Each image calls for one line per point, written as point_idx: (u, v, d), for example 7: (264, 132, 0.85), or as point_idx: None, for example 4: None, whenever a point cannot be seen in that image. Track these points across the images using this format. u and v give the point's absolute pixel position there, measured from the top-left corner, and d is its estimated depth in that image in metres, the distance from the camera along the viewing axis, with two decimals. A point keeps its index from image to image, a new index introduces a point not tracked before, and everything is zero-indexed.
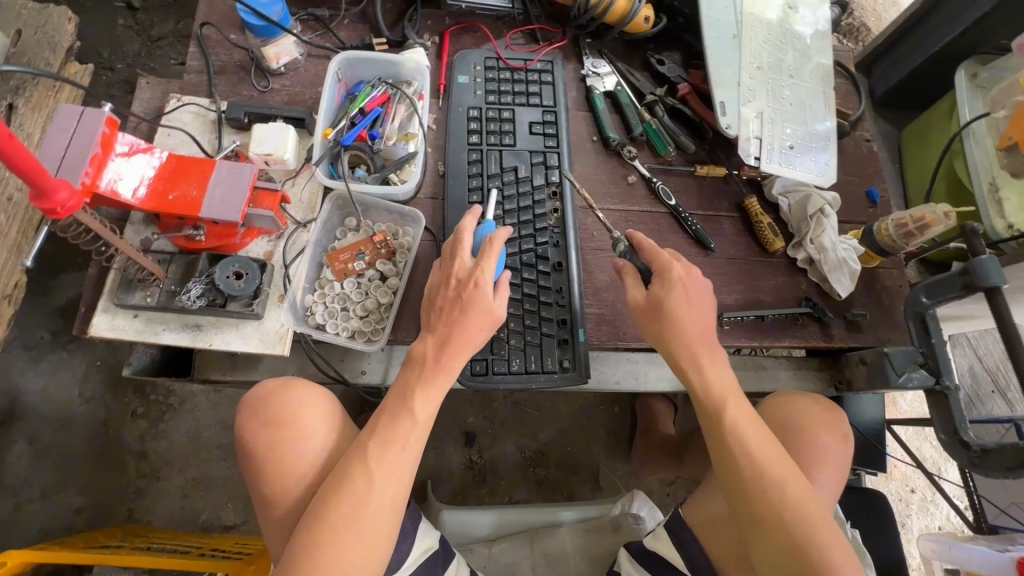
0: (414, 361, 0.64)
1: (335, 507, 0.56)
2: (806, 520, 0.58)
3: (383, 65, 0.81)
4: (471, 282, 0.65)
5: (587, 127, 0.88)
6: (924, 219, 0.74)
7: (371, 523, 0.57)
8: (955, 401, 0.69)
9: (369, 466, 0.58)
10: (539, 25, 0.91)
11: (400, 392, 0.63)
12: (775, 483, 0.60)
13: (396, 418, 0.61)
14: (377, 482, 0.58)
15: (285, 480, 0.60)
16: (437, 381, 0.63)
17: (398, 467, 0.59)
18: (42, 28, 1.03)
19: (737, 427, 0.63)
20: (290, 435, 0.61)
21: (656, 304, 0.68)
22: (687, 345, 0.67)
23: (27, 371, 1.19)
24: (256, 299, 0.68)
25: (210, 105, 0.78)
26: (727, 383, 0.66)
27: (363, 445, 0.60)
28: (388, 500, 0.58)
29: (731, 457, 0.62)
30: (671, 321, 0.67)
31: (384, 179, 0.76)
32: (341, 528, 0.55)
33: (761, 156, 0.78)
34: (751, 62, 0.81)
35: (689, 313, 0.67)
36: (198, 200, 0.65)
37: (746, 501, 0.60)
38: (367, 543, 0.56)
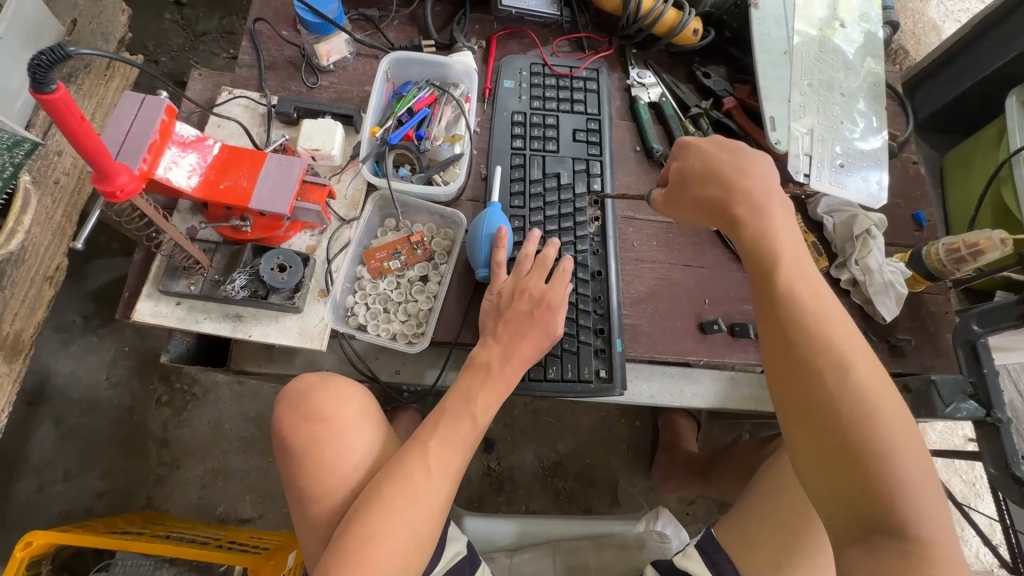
0: (478, 364, 0.66)
1: (381, 506, 0.56)
2: (851, 394, 0.52)
3: (432, 67, 0.82)
4: (544, 303, 0.69)
5: (630, 137, 0.87)
6: (979, 245, 0.72)
7: (416, 523, 0.57)
8: (1007, 434, 0.67)
9: (426, 464, 0.59)
10: (585, 34, 0.91)
11: (462, 395, 0.64)
12: (833, 356, 0.54)
13: (455, 420, 0.63)
14: (428, 482, 0.58)
15: (327, 476, 0.59)
16: (500, 386, 0.65)
17: (447, 469, 0.60)
18: (97, 19, 1.05)
19: (792, 292, 0.58)
20: (336, 431, 0.61)
21: (698, 171, 0.66)
22: (737, 203, 0.63)
23: (57, 353, 1.20)
24: (297, 293, 0.68)
25: (259, 99, 0.78)
26: (788, 250, 0.61)
27: (421, 443, 0.61)
28: (434, 504, 0.58)
29: (783, 329, 0.57)
30: (715, 182, 0.65)
31: (428, 179, 0.75)
32: (387, 527, 0.55)
33: (810, 173, 0.77)
34: (802, 78, 0.80)
35: (732, 175, 0.64)
36: (248, 190, 0.65)
37: (796, 378, 0.55)
38: (410, 544, 0.56)
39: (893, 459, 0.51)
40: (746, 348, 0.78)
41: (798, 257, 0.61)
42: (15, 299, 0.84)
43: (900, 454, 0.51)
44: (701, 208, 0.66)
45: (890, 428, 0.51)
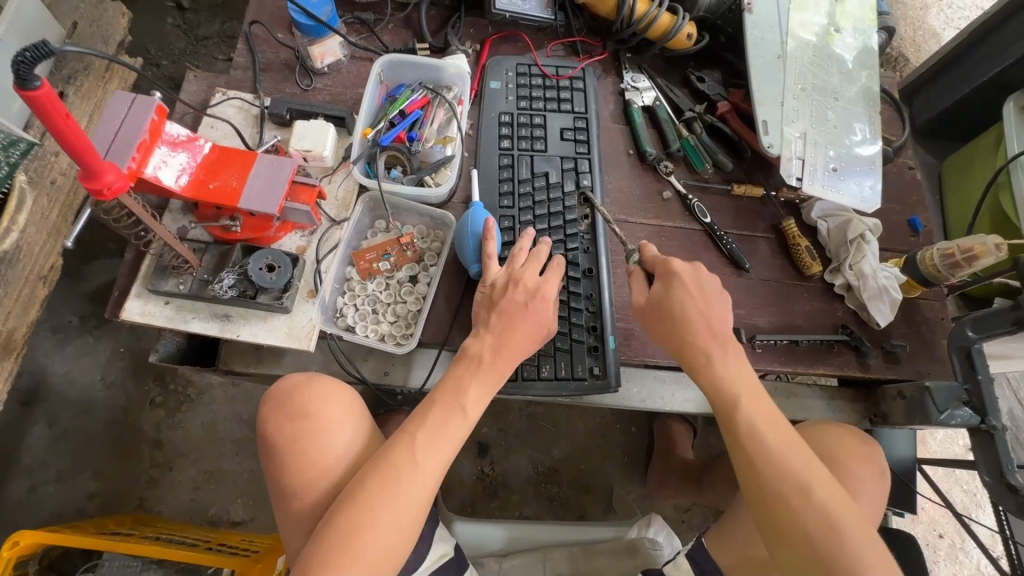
0: (470, 355, 0.65)
1: (363, 500, 0.55)
2: (815, 512, 0.54)
3: (425, 70, 0.82)
4: (537, 293, 0.68)
5: (623, 140, 0.87)
6: (973, 250, 0.72)
7: (395, 520, 0.56)
8: (1002, 442, 0.66)
9: (413, 455, 0.58)
10: (580, 38, 0.91)
11: (452, 388, 0.63)
12: (797, 491, 0.55)
13: (443, 412, 0.61)
14: (414, 474, 0.57)
15: (308, 473, 0.59)
16: (491, 378, 0.64)
17: (431, 464, 0.59)
18: (97, 22, 1.06)
19: (754, 429, 0.59)
20: (318, 427, 0.60)
21: (663, 305, 0.65)
22: (697, 339, 0.64)
23: (53, 354, 1.20)
24: (286, 293, 0.68)
25: (253, 100, 0.79)
26: (742, 379, 0.62)
27: (409, 435, 0.59)
28: (416, 500, 0.57)
29: (747, 466, 0.58)
30: (679, 318, 0.64)
31: (419, 180, 0.75)
32: (365, 524, 0.54)
33: (802, 177, 0.76)
34: (795, 83, 0.80)
35: (692, 307, 0.64)
36: (237, 190, 0.65)
37: (768, 511, 0.56)
38: (390, 541, 0.55)
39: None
40: None
41: (756, 391, 0.62)
42: (8, 299, 0.85)
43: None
44: (665, 339, 0.66)
45: (861, 554, 0.52)
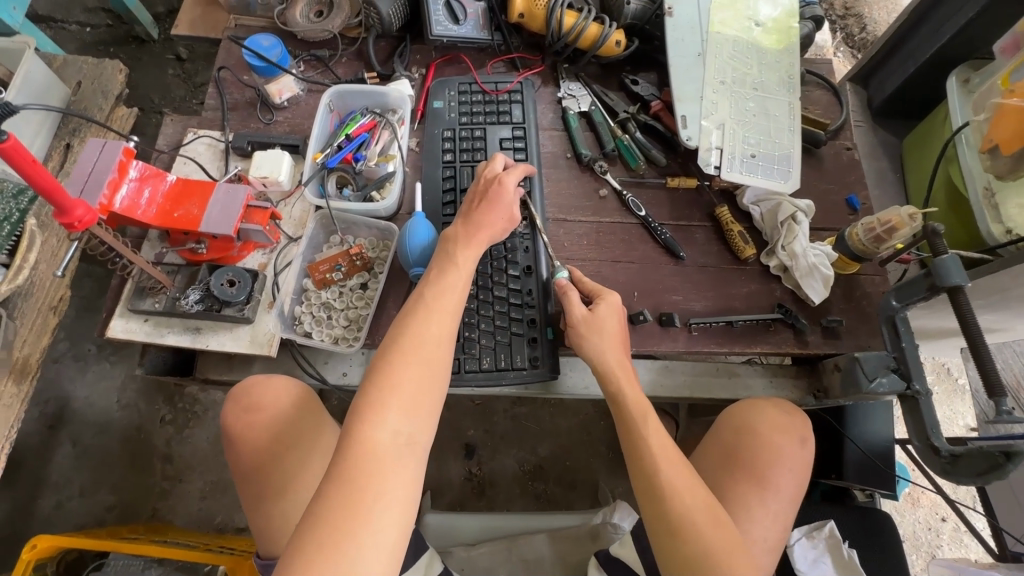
0: (449, 236, 0.72)
1: (392, 348, 0.61)
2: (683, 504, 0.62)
3: (370, 96, 0.90)
4: (496, 179, 0.75)
5: (561, 145, 0.93)
6: (891, 222, 0.74)
7: (426, 355, 0.61)
8: (927, 406, 0.67)
9: (427, 310, 0.64)
10: (518, 54, 0.98)
11: (441, 258, 0.70)
12: (678, 495, 0.63)
13: (444, 275, 0.67)
14: (428, 322, 0.63)
15: (267, 455, 0.66)
16: (475, 242, 0.71)
17: (445, 313, 0.64)
18: (97, 79, 1.19)
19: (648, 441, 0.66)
20: (272, 414, 0.68)
21: (590, 326, 0.71)
22: (616, 359, 0.71)
23: (76, 379, 1.33)
24: (247, 304, 0.76)
25: (220, 137, 0.88)
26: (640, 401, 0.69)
27: (416, 296, 0.66)
28: (439, 338, 0.62)
29: (641, 473, 0.65)
30: (605, 338, 0.71)
31: (366, 196, 0.83)
32: (398, 366, 0.59)
33: (720, 165, 0.80)
34: (714, 77, 0.84)
35: (605, 338, 0.71)
36: (198, 216, 0.74)
37: (655, 512, 0.63)
38: (425, 373, 0.60)
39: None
40: (675, 337, 0.81)
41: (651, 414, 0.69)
42: (24, 328, 0.95)
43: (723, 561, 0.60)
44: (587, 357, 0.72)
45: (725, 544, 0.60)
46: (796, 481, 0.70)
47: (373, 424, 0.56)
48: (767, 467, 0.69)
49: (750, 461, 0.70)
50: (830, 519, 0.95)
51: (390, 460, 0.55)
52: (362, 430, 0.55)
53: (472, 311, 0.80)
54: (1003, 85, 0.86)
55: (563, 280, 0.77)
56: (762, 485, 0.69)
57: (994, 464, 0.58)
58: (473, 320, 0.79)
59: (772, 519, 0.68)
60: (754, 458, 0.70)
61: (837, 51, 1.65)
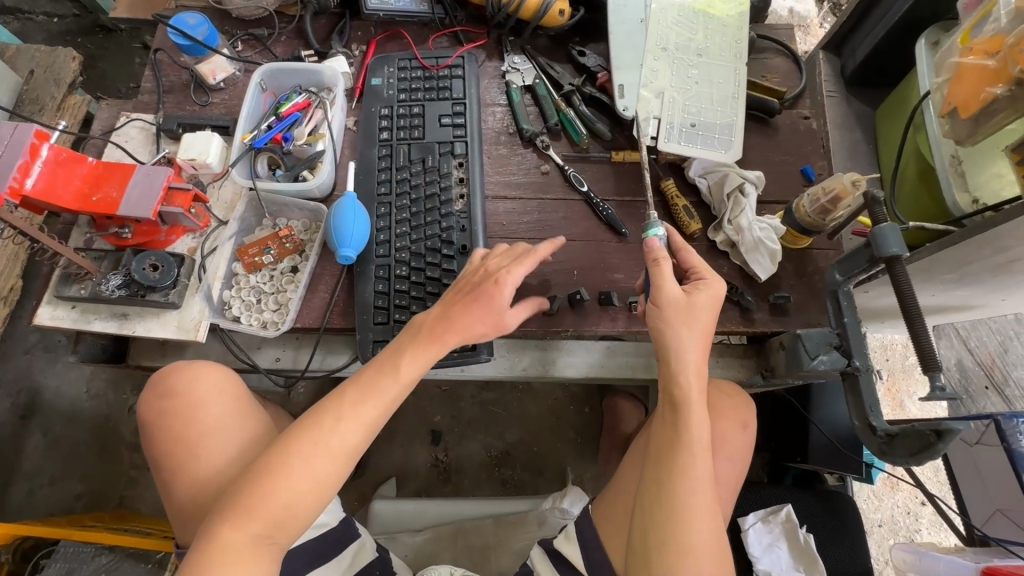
0: (417, 327, 0.67)
1: (288, 448, 0.61)
2: (691, 530, 0.60)
3: (306, 74, 0.88)
4: (492, 278, 0.67)
5: (504, 121, 0.90)
6: (835, 191, 0.70)
7: (314, 470, 0.61)
8: (866, 383, 0.64)
9: (340, 413, 0.63)
10: (461, 27, 0.94)
11: (390, 351, 0.66)
12: (707, 522, 0.61)
13: (380, 374, 0.65)
14: (336, 427, 0.62)
15: (183, 443, 0.65)
16: (429, 347, 0.66)
17: (359, 423, 0.63)
18: (50, 68, 1.18)
19: (694, 456, 0.62)
20: (189, 401, 0.67)
21: (674, 325, 0.64)
22: (698, 361, 0.64)
23: (47, 370, 1.34)
24: (173, 289, 0.74)
25: (153, 120, 0.87)
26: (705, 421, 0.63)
27: (341, 389, 0.65)
28: (338, 450, 0.62)
29: (674, 487, 0.61)
30: (695, 332, 0.64)
31: (296, 176, 0.81)
32: (280, 476, 0.60)
33: (658, 135, 0.76)
34: (656, 44, 0.80)
35: (693, 335, 0.64)
36: (117, 199, 0.72)
37: (671, 534, 0.60)
38: (308, 488, 0.60)
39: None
40: (615, 316, 0.78)
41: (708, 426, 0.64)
42: None
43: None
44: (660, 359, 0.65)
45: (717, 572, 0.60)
46: (735, 465, 0.68)
47: (235, 523, 0.58)
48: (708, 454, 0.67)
49: None
50: (788, 502, 0.92)
51: (240, 560, 0.57)
52: (221, 527, 0.58)
53: (404, 292, 0.77)
54: (964, 42, 0.80)
55: (657, 238, 0.69)
56: None
57: (926, 444, 0.55)
58: (403, 302, 0.77)
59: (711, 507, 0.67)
60: None
61: (823, 22, 1.58)
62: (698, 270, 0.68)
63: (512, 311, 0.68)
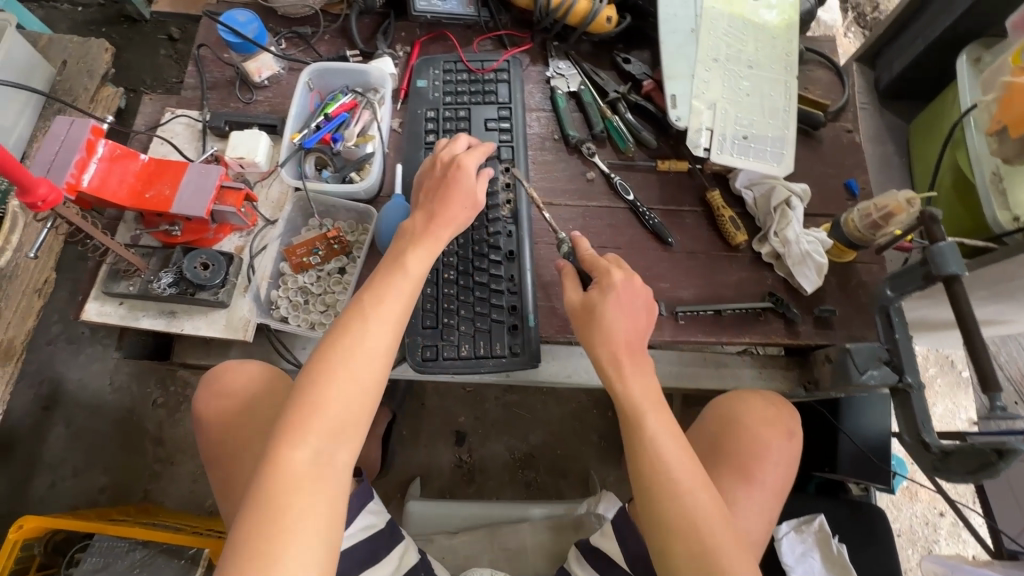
0: (407, 232, 0.69)
1: (321, 363, 0.59)
2: (689, 496, 0.59)
3: (353, 75, 0.87)
4: (454, 165, 0.72)
5: (549, 126, 0.90)
6: (888, 208, 0.70)
7: (357, 376, 0.59)
8: (919, 400, 0.64)
9: (365, 318, 0.61)
10: (506, 31, 0.94)
11: (393, 256, 0.67)
12: (695, 488, 0.59)
13: (389, 276, 0.64)
14: (365, 332, 0.61)
15: (222, 436, 0.66)
16: (430, 241, 0.68)
17: (385, 324, 0.62)
18: (83, 59, 1.17)
19: (653, 432, 0.62)
20: (224, 397, 0.68)
21: (588, 314, 0.68)
22: (608, 351, 0.67)
23: (70, 361, 1.33)
24: (222, 288, 0.74)
25: (199, 116, 0.86)
26: (651, 395, 0.64)
27: (357, 300, 0.63)
28: (374, 351, 0.60)
29: (649, 465, 0.61)
30: (600, 326, 0.67)
31: (345, 178, 0.81)
32: (324, 390, 0.58)
33: (711, 147, 0.77)
34: (707, 55, 0.80)
35: (606, 327, 0.67)
36: (170, 197, 0.72)
37: (655, 511, 0.59)
38: (353, 392, 0.58)
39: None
40: (661, 325, 0.78)
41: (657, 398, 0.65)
42: (9, 309, 0.96)
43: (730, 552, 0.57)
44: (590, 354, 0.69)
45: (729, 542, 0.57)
46: (782, 475, 0.66)
47: (293, 447, 0.55)
48: (751, 460, 0.65)
49: (733, 454, 0.66)
50: (820, 512, 0.93)
51: (307, 485, 0.54)
52: (278, 453, 0.55)
53: (452, 297, 0.77)
54: (1014, 62, 0.80)
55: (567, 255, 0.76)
56: (745, 480, 0.65)
57: (986, 463, 0.56)
58: (452, 307, 0.77)
59: (758, 513, 0.64)
60: (736, 453, 0.66)
61: (849, 32, 1.59)
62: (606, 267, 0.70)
63: (478, 185, 0.73)
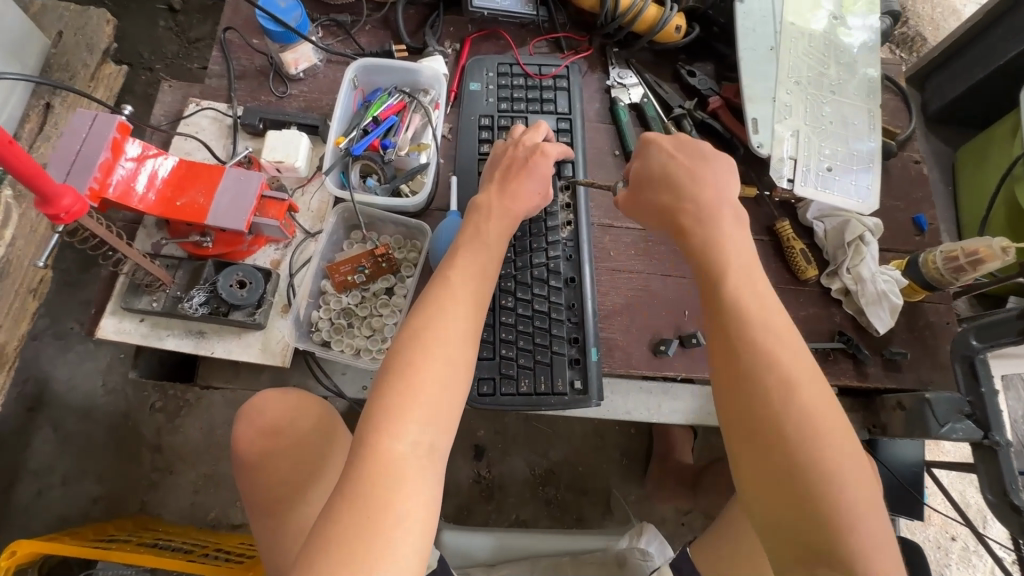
0: (481, 208, 0.66)
1: (411, 342, 0.55)
2: (799, 393, 0.49)
3: (401, 73, 0.80)
4: (538, 151, 0.69)
5: (609, 141, 0.84)
6: (978, 253, 0.67)
7: (451, 356, 0.55)
8: (1007, 458, 0.62)
9: (455, 296, 0.58)
10: (564, 33, 0.87)
11: (472, 233, 0.63)
12: (804, 378, 0.50)
13: (472, 253, 0.62)
14: (455, 309, 0.57)
15: (266, 474, 0.60)
16: (508, 220, 0.65)
17: (473, 304, 0.58)
18: (82, 31, 1.05)
19: (741, 306, 0.53)
20: (270, 430, 0.61)
21: (660, 180, 0.64)
22: (676, 218, 0.61)
23: (57, 360, 1.23)
24: (259, 308, 0.67)
25: (227, 110, 0.78)
26: (738, 260, 0.57)
27: (442, 278, 0.60)
28: (466, 331, 0.57)
29: (742, 342, 0.52)
30: (658, 191, 0.64)
31: (395, 190, 0.74)
32: (420, 369, 0.54)
33: (794, 178, 0.73)
34: (788, 76, 0.76)
35: (683, 186, 0.61)
36: (205, 207, 0.64)
37: (741, 395, 0.50)
38: (448, 374, 0.54)
39: (844, 489, 0.46)
40: None
41: (747, 268, 0.56)
42: None
43: (847, 471, 0.47)
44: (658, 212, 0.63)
45: (837, 444, 0.48)
46: None
47: (390, 434, 0.50)
48: None
49: None
50: None
51: (410, 477, 0.49)
52: (378, 441, 0.50)
53: (510, 326, 0.72)
54: None
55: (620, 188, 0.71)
56: None
57: None
58: (510, 337, 0.72)
59: None
60: None
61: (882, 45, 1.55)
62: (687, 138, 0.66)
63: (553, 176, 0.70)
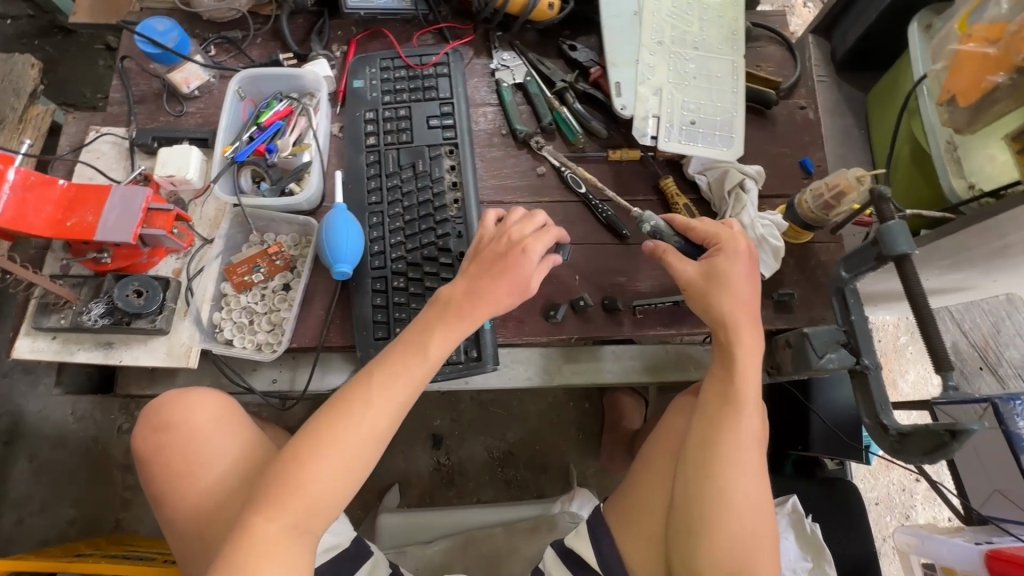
0: (444, 301, 0.66)
1: (317, 435, 0.60)
2: (743, 485, 0.64)
3: (285, 79, 0.83)
4: (519, 247, 0.67)
5: (496, 122, 0.86)
6: (839, 187, 0.70)
7: (347, 454, 0.60)
8: (875, 381, 0.63)
9: (370, 399, 0.62)
10: (446, 24, 0.90)
11: (420, 327, 0.65)
12: (753, 485, 0.64)
13: (404, 355, 0.63)
14: (367, 411, 0.61)
15: (184, 469, 0.65)
16: (456, 328, 0.65)
17: (389, 407, 0.62)
18: (8, 77, 1.11)
19: (742, 422, 0.65)
20: (185, 430, 0.66)
21: (712, 274, 0.67)
22: (732, 317, 0.67)
23: (28, 394, 1.28)
24: (160, 314, 0.71)
25: (126, 134, 0.82)
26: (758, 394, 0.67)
27: (367, 372, 0.63)
28: (371, 432, 0.61)
29: (725, 444, 0.65)
30: (728, 293, 0.67)
31: (283, 190, 0.78)
32: (311, 465, 0.59)
33: (657, 134, 0.77)
34: (651, 38, 0.79)
35: (733, 298, 0.67)
36: (93, 224, 0.68)
37: (704, 485, 0.64)
38: (342, 472, 0.60)
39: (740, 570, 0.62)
40: (620, 321, 0.77)
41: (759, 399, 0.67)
42: None
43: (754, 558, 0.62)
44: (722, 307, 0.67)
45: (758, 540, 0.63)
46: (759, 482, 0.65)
47: (266, 516, 0.57)
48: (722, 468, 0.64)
49: (695, 458, 0.66)
50: (791, 494, 0.93)
51: (277, 553, 0.56)
52: (254, 518, 0.57)
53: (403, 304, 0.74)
54: (960, 28, 0.82)
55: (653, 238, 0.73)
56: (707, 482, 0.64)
57: (941, 442, 0.56)
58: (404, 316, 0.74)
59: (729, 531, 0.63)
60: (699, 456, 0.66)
61: None
62: (719, 237, 0.69)
63: (537, 274, 0.67)
